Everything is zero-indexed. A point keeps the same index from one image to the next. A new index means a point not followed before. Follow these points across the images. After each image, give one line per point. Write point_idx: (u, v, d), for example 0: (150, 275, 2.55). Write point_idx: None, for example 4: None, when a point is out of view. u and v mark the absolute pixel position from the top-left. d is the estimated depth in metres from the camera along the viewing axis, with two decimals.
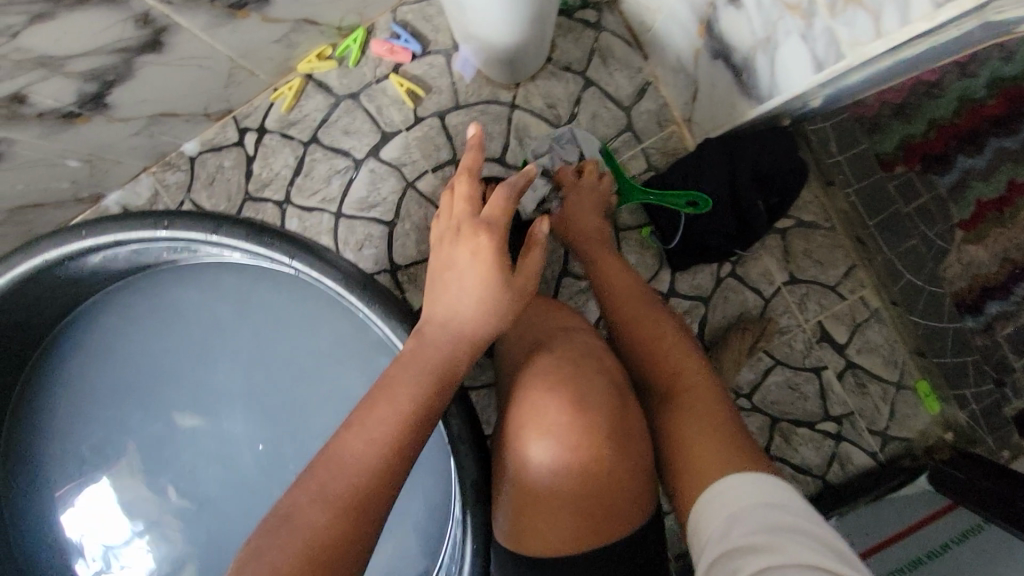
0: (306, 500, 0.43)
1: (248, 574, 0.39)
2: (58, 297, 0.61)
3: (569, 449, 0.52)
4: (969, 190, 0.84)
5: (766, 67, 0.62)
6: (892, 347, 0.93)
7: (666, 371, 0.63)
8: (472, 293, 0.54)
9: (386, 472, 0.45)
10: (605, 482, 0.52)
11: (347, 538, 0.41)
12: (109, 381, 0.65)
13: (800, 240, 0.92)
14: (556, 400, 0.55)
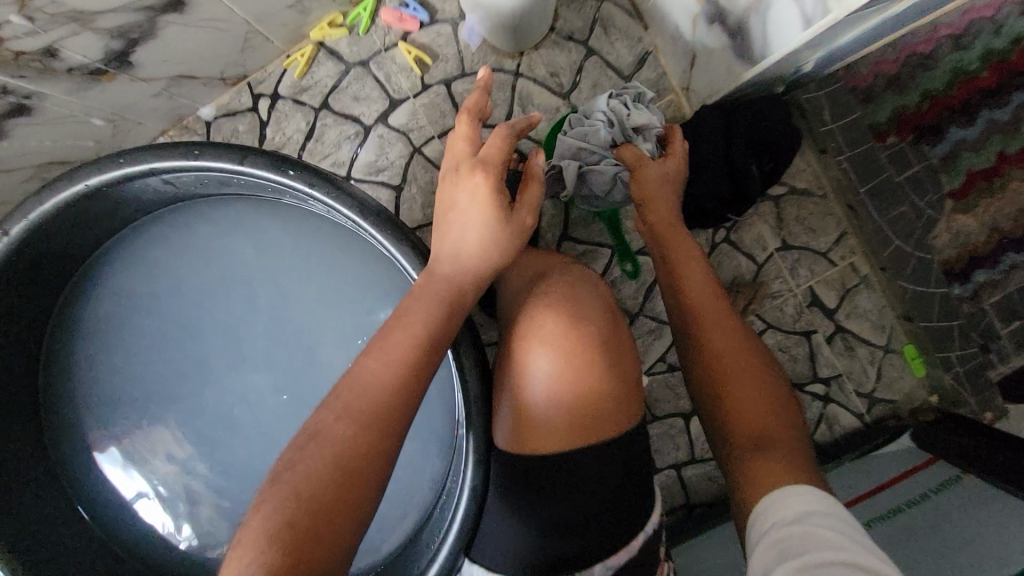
0: (330, 422, 0.47)
1: (280, 483, 0.44)
2: (90, 228, 0.64)
3: (566, 361, 0.57)
4: (960, 160, 0.90)
5: (759, 28, 0.65)
6: (880, 311, 0.96)
7: (744, 394, 0.58)
8: (474, 231, 0.58)
9: (403, 397, 0.49)
10: (598, 397, 0.57)
11: (369, 449, 0.46)
12: (135, 311, 0.69)
13: (792, 207, 0.95)
14: (552, 316, 0.59)
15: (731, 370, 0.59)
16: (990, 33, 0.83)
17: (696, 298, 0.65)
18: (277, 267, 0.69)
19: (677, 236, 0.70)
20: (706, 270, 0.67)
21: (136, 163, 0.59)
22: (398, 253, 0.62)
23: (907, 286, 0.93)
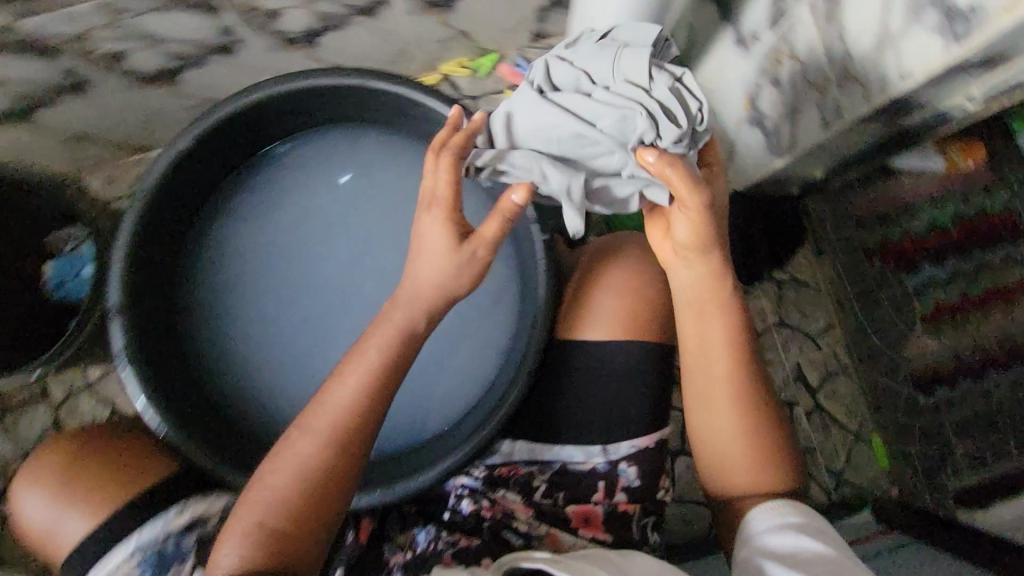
0: (298, 436, 0.63)
1: (255, 504, 0.61)
2: (285, 116, 0.85)
3: (635, 283, 0.77)
4: (929, 293, 1.00)
5: (789, 130, 0.88)
6: (854, 400, 1.12)
7: (742, 471, 0.70)
8: (438, 256, 0.66)
9: (356, 410, 0.63)
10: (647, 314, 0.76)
11: (329, 455, 0.61)
12: (283, 200, 0.91)
13: (791, 292, 1.14)
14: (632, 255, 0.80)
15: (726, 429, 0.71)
16: (960, 200, 0.99)
17: (719, 386, 0.71)
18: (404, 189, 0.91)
19: (710, 319, 0.72)
20: (732, 364, 0.71)
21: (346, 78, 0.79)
22: None
23: (880, 379, 1.07)
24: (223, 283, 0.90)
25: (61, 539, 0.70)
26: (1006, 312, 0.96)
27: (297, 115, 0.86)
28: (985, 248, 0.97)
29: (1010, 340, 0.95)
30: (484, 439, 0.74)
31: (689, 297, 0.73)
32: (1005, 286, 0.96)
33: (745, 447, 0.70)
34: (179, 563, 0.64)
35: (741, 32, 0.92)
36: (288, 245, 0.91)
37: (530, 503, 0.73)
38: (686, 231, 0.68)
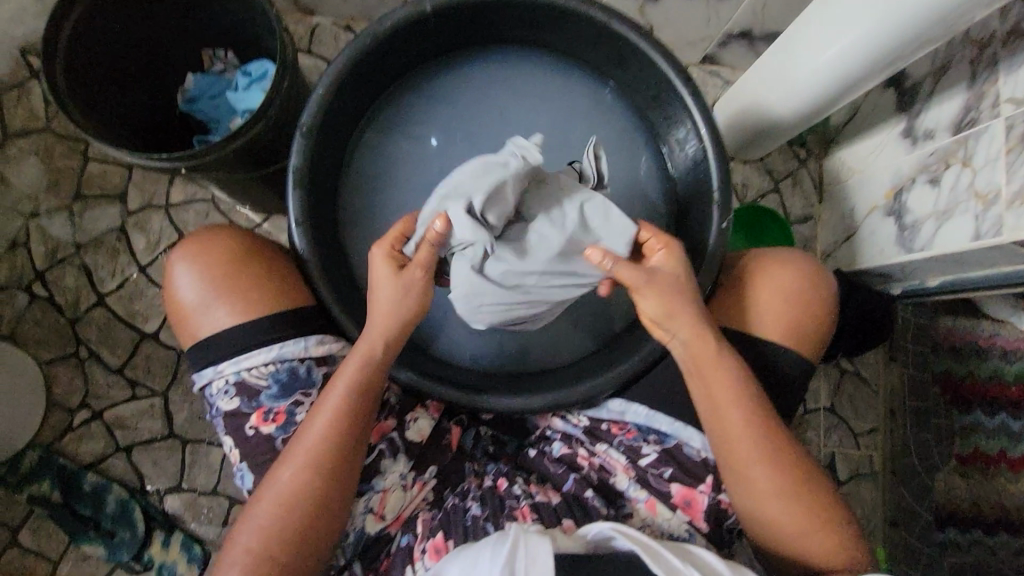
0: (258, 526, 0.60)
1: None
2: (524, 27, 0.80)
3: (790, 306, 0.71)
4: (972, 438, 1.08)
5: (930, 230, 0.89)
6: (874, 506, 1.15)
7: (786, 534, 0.64)
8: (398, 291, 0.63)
9: (336, 438, 0.61)
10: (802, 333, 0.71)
11: (319, 495, 0.60)
12: (475, 105, 0.83)
13: (851, 386, 1.17)
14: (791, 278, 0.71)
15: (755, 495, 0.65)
16: None
17: (741, 454, 0.64)
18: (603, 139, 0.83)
19: (714, 382, 0.64)
20: (745, 431, 0.64)
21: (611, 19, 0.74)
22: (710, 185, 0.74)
23: (908, 496, 1.12)
24: (382, 163, 0.82)
25: (194, 324, 0.65)
26: None
27: (528, 27, 0.80)
28: None
29: None
30: (600, 389, 0.70)
31: (688, 364, 0.65)
32: None
33: (786, 516, 0.64)
34: (308, 391, 0.65)
35: (914, 125, 0.95)
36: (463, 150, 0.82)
37: (633, 466, 0.70)
38: (654, 307, 0.64)
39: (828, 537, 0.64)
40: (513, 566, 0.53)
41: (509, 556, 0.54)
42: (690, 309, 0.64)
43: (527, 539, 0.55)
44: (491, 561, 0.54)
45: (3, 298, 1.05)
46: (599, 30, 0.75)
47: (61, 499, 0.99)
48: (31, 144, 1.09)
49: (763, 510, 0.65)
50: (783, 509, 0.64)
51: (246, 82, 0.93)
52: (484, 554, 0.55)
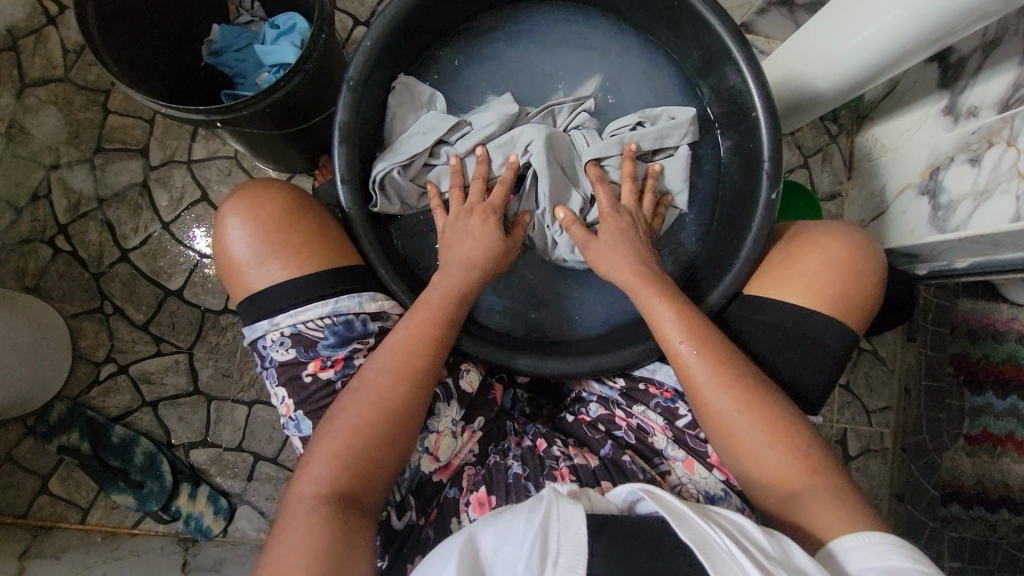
0: (324, 445, 0.58)
1: (298, 504, 0.55)
2: None
3: (832, 274, 0.68)
4: (982, 419, 1.12)
5: (967, 210, 0.88)
6: (881, 481, 1.16)
7: (788, 478, 0.58)
8: (472, 233, 0.70)
9: (421, 363, 0.62)
10: (849, 297, 0.68)
11: (396, 416, 0.60)
12: (519, 63, 0.82)
13: (868, 363, 1.17)
14: (838, 247, 0.69)
15: (744, 441, 0.60)
16: None
17: (698, 378, 0.62)
18: (646, 102, 0.82)
19: (657, 310, 0.66)
20: (742, 365, 0.63)
21: None
22: (760, 150, 0.72)
23: (915, 472, 1.14)
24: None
25: (245, 279, 0.65)
26: None
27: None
28: None
29: None
30: (642, 354, 0.70)
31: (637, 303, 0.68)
32: None
33: (780, 460, 0.59)
34: (364, 341, 0.66)
35: (956, 103, 0.94)
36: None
37: (670, 426, 0.70)
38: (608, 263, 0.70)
39: (842, 487, 0.57)
40: (545, 535, 0.46)
41: (542, 525, 0.47)
42: (628, 262, 0.69)
43: (561, 505, 0.48)
44: (524, 526, 0.47)
45: (27, 251, 1.04)
46: None
47: (90, 450, 1.00)
48: (49, 94, 1.07)
49: (755, 462, 0.60)
50: (743, 427, 0.60)
51: (275, 34, 0.90)
52: (517, 519, 0.48)
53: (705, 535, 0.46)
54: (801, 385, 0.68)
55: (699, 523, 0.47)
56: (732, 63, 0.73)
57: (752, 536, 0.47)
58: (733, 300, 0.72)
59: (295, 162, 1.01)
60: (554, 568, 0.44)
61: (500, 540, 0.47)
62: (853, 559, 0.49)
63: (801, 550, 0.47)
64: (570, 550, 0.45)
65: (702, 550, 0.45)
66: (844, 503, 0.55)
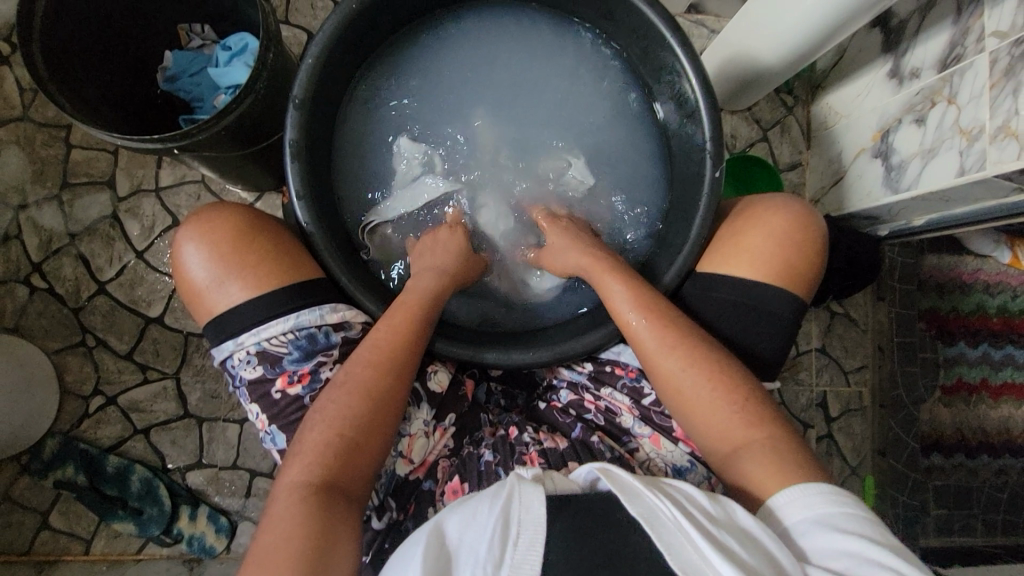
0: (306, 440, 0.59)
1: (281, 497, 0.56)
2: None
3: (779, 246, 0.70)
4: (956, 369, 1.16)
5: (916, 169, 0.91)
6: (863, 439, 1.17)
7: (742, 440, 0.60)
8: (446, 253, 0.76)
9: (399, 356, 0.64)
10: (796, 267, 0.71)
11: (376, 408, 0.61)
12: (467, 67, 0.84)
13: (840, 326, 1.19)
14: (783, 219, 0.71)
15: (705, 409, 0.62)
16: (1010, 296, 1.14)
17: (649, 344, 0.65)
18: (594, 95, 0.85)
19: (610, 288, 0.69)
20: (705, 335, 0.65)
21: None
22: (701, 130, 0.75)
23: (895, 427, 1.15)
24: (381, 127, 0.83)
25: (208, 302, 0.66)
26: (1013, 406, 1.16)
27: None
28: (1014, 344, 1.15)
29: (999, 431, 1.16)
30: (605, 338, 0.72)
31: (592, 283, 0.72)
32: (1001, 383, 1.16)
33: (734, 423, 0.60)
34: (328, 352, 0.68)
35: (899, 65, 0.96)
36: (460, 110, 0.84)
37: (637, 406, 0.73)
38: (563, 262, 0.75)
39: (788, 446, 0.59)
40: (507, 516, 0.49)
41: (504, 506, 0.49)
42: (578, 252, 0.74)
43: (523, 488, 0.51)
44: (487, 511, 0.49)
45: (3, 292, 1.05)
46: None
47: (86, 482, 1.02)
48: (9, 134, 1.07)
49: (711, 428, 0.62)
50: (692, 389, 0.62)
51: (227, 56, 0.91)
52: (481, 505, 0.50)
53: (654, 508, 0.49)
54: (758, 354, 0.70)
55: (648, 496, 0.50)
56: (667, 48, 0.75)
57: (699, 504, 0.50)
58: (687, 278, 0.75)
59: (262, 181, 1.02)
60: (515, 547, 0.47)
61: (465, 525, 0.50)
62: (788, 513, 0.53)
63: (744, 510, 0.50)
64: (529, 529, 0.48)
65: (650, 523, 0.48)
66: (778, 453, 0.57)
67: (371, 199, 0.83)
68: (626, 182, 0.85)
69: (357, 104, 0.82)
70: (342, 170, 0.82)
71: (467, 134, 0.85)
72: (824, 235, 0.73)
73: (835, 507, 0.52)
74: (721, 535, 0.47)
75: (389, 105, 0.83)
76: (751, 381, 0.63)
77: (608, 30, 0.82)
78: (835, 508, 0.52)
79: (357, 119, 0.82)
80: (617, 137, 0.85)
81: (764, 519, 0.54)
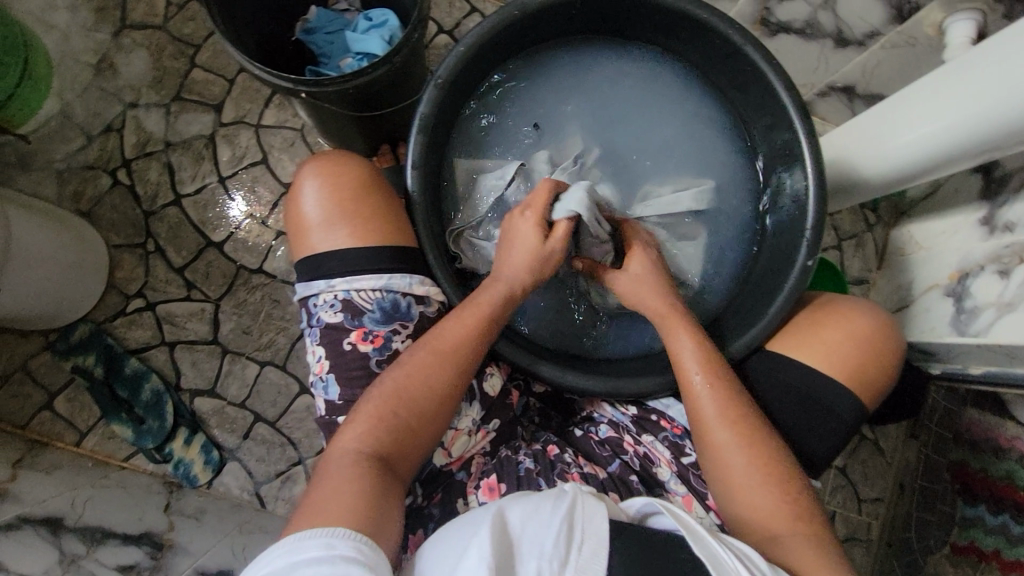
0: (363, 412, 0.59)
1: (333, 462, 0.56)
2: (657, 31, 0.83)
3: (857, 346, 0.70)
4: (970, 530, 1.03)
5: (986, 321, 0.92)
6: (861, 572, 1.18)
7: (784, 527, 0.59)
8: (527, 247, 0.71)
9: (464, 350, 0.64)
10: (867, 371, 0.70)
11: (433, 396, 0.61)
12: (591, 95, 0.88)
13: (866, 453, 1.21)
14: (866, 321, 0.72)
15: (750, 489, 0.61)
16: None
17: (706, 408, 0.65)
18: (702, 155, 0.87)
19: (680, 346, 0.69)
20: (759, 416, 0.65)
21: (742, 37, 0.76)
22: (803, 215, 0.76)
23: (896, 568, 1.14)
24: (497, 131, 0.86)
25: (311, 240, 0.68)
26: None
27: (659, 32, 0.84)
28: None
29: None
30: (660, 387, 0.72)
31: (656, 326, 0.72)
32: None
33: (780, 510, 0.60)
34: (405, 323, 0.68)
35: (995, 214, 0.97)
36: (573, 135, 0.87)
37: (675, 462, 0.71)
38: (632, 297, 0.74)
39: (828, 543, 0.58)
40: (572, 520, 0.48)
41: (569, 509, 0.49)
42: (653, 293, 0.73)
43: (586, 500, 0.50)
44: (552, 511, 0.49)
45: (88, 177, 1.09)
46: (729, 43, 0.77)
47: (103, 376, 1.03)
48: (145, 38, 1.14)
49: (753, 509, 0.61)
50: (738, 464, 0.62)
51: (367, 25, 0.96)
52: (545, 503, 0.50)
53: (716, 555, 0.48)
54: (805, 450, 0.70)
55: (710, 543, 0.49)
56: (789, 131, 0.77)
57: (759, 567, 0.48)
58: (754, 351, 0.74)
59: (359, 145, 1.06)
60: (578, 553, 0.46)
61: (526, 518, 0.49)
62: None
63: None
64: (593, 541, 0.47)
65: (715, 567, 0.47)
66: (821, 551, 0.56)
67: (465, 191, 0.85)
68: (713, 246, 0.86)
69: (481, 99, 0.86)
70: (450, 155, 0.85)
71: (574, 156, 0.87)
72: (900, 348, 0.73)
73: None
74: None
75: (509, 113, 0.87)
76: (798, 468, 0.63)
77: (732, 100, 0.85)
78: None
79: (477, 116, 0.86)
80: (717, 200, 0.86)
81: None
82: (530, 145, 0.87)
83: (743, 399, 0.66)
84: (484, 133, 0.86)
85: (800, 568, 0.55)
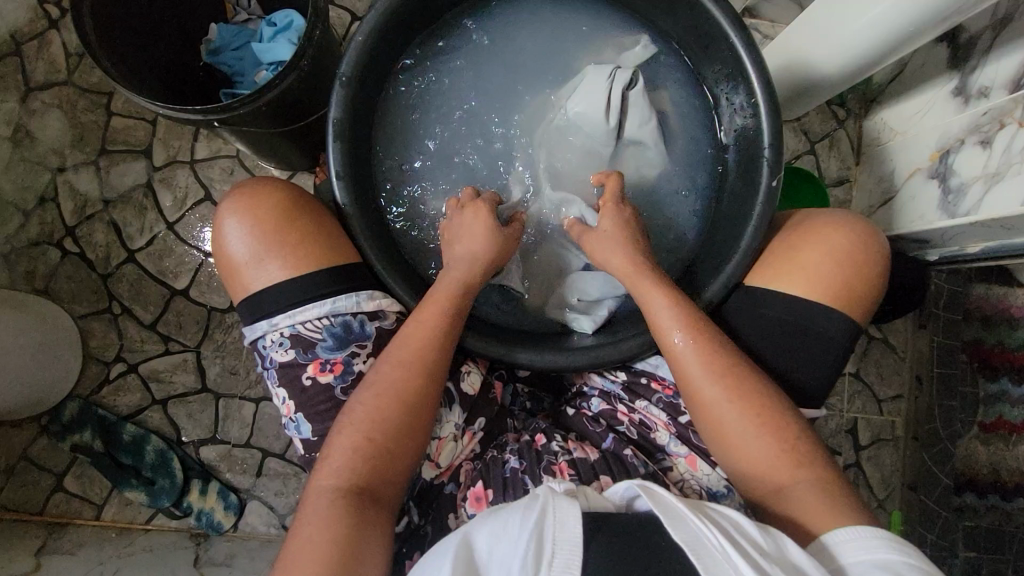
0: (338, 446, 0.59)
1: (315, 503, 0.56)
2: None
3: (839, 262, 0.69)
4: (997, 406, 1.06)
5: (978, 195, 0.86)
6: (893, 471, 1.14)
7: (785, 476, 0.60)
8: (477, 235, 0.70)
9: (429, 362, 0.63)
10: (852, 287, 0.69)
11: (403, 416, 0.61)
12: (520, 54, 0.83)
13: (877, 352, 1.15)
14: (840, 235, 0.70)
15: (746, 443, 0.62)
16: None
17: (692, 369, 0.64)
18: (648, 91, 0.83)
19: (658, 308, 0.67)
20: (746, 365, 0.64)
21: None
22: (761, 133, 0.71)
23: (928, 461, 1.10)
24: (421, 110, 0.81)
25: (245, 280, 0.65)
26: None
27: None
28: None
29: None
30: (642, 347, 0.70)
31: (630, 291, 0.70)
32: None
33: (778, 458, 0.60)
34: (362, 343, 0.67)
35: (966, 83, 0.91)
36: (510, 99, 0.82)
37: (673, 423, 0.71)
38: (618, 261, 0.70)
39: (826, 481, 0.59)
40: (541, 534, 0.47)
41: (538, 522, 0.47)
42: (621, 254, 0.70)
43: (557, 503, 0.49)
44: (519, 525, 0.48)
45: (35, 253, 1.06)
46: None
47: (102, 448, 1.03)
48: (53, 98, 1.08)
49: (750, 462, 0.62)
50: (728, 421, 0.62)
51: (272, 32, 0.90)
52: (513, 517, 0.49)
53: (698, 535, 0.47)
54: (799, 379, 0.69)
55: (691, 521, 0.48)
56: (728, 47, 0.72)
57: (746, 533, 0.47)
58: (735, 289, 0.73)
59: (296, 160, 1.01)
60: (549, 569, 0.45)
61: (495, 539, 0.48)
62: (845, 553, 0.51)
63: (793, 545, 0.48)
64: (565, 550, 0.46)
65: (693, 550, 0.46)
66: (827, 496, 0.57)
67: (408, 182, 0.81)
68: (671, 184, 0.82)
69: (408, 84, 0.81)
70: (385, 150, 0.80)
71: (514, 123, 0.82)
72: (886, 254, 0.71)
73: (894, 554, 0.49)
74: (769, 568, 0.45)
75: (419, 88, 0.81)
76: (792, 412, 0.63)
77: (668, 27, 0.80)
78: (895, 555, 0.49)
79: (403, 102, 0.81)
80: (672, 136, 0.82)
81: (816, 554, 0.53)
82: (468, 119, 0.82)
83: (730, 349, 0.65)
84: (418, 118, 0.81)
85: (810, 519, 0.56)
